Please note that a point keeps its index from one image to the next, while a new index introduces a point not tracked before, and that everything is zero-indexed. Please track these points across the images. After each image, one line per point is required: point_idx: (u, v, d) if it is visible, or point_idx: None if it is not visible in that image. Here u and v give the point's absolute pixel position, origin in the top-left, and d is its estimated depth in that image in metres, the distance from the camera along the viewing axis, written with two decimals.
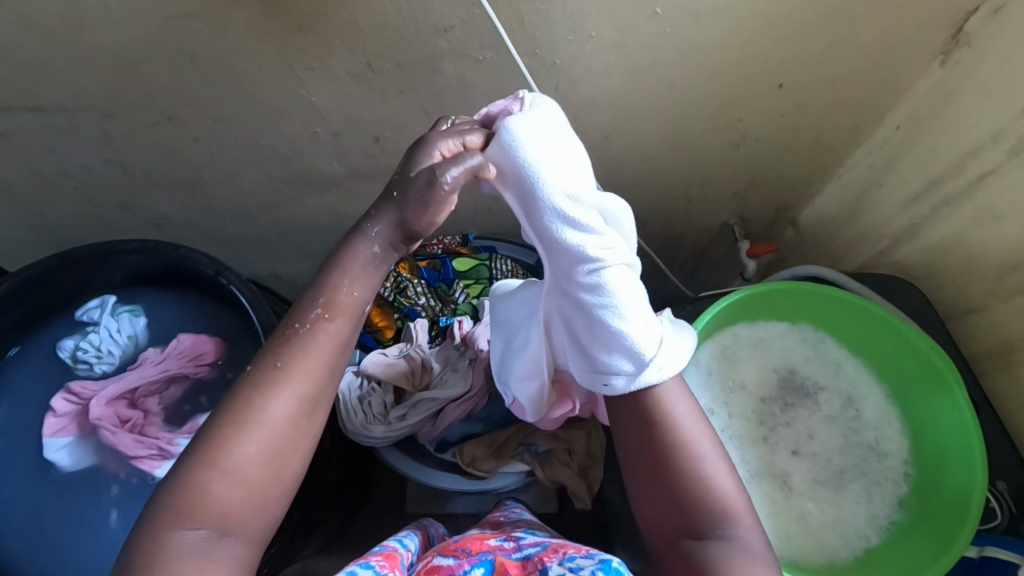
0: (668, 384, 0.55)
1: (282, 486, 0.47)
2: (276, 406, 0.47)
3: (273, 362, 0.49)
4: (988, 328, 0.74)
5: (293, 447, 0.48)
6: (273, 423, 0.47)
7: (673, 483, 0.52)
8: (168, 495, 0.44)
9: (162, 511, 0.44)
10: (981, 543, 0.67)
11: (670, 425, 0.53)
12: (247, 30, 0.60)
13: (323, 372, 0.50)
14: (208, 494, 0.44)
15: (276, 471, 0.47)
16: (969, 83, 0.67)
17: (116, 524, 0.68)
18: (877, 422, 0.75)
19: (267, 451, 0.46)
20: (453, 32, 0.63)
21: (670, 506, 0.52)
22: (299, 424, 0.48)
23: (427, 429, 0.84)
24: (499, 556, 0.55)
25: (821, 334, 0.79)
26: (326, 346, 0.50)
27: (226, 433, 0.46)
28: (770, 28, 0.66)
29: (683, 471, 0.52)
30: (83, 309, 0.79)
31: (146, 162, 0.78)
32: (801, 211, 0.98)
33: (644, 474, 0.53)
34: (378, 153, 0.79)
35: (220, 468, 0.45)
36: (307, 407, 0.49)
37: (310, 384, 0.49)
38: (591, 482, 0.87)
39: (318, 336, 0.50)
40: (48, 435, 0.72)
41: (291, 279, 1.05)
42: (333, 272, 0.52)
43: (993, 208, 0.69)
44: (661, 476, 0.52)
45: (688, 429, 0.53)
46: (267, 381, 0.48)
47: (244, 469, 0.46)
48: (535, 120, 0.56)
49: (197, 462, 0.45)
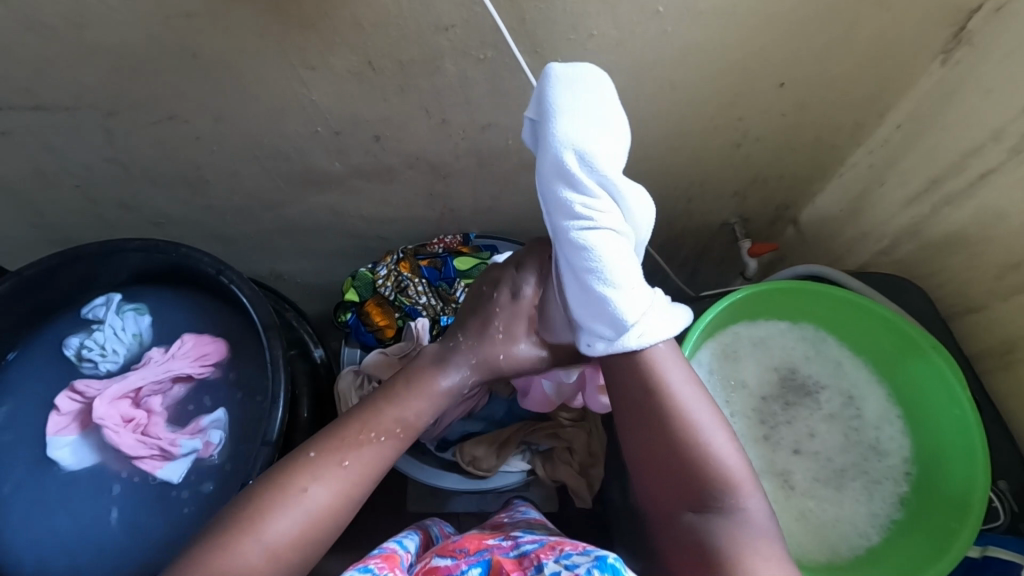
0: (662, 354, 0.59)
1: (304, 559, 0.53)
2: (325, 496, 0.54)
3: (340, 462, 0.56)
4: (989, 326, 0.75)
5: (320, 535, 0.54)
6: (316, 510, 0.53)
7: (677, 459, 0.55)
8: (208, 548, 0.50)
9: (194, 561, 0.49)
10: (983, 542, 0.67)
11: (666, 394, 0.57)
12: (249, 30, 0.60)
13: (371, 479, 0.57)
14: (244, 559, 0.50)
15: (303, 550, 0.53)
16: (970, 82, 0.67)
17: (117, 524, 0.69)
18: (878, 420, 0.75)
19: (300, 525, 0.52)
20: (454, 30, 0.63)
21: (676, 482, 0.55)
22: (333, 513, 0.54)
23: (428, 429, 0.83)
24: (496, 555, 0.55)
25: (822, 333, 0.79)
26: (381, 460, 0.58)
27: (270, 502, 0.52)
28: (771, 27, 0.66)
29: (685, 447, 0.55)
30: (89, 307, 0.79)
31: (146, 161, 0.78)
32: (801, 210, 0.99)
33: (652, 456, 0.57)
34: (378, 152, 0.79)
35: (259, 535, 0.51)
36: (347, 505, 0.56)
37: (350, 482, 0.56)
38: (590, 480, 0.87)
39: (379, 450, 0.58)
40: (52, 434, 0.72)
41: (291, 278, 1.05)
42: (411, 397, 0.61)
43: (994, 207, 0.69)
44: (666, 456, 0.56)
45: (684, 397, 0.57)
46: (315, 465, 0.55)
47: (275, 539, 0.51)
48: (565, 78, 0.54)
49: (240, 525, 0.51)
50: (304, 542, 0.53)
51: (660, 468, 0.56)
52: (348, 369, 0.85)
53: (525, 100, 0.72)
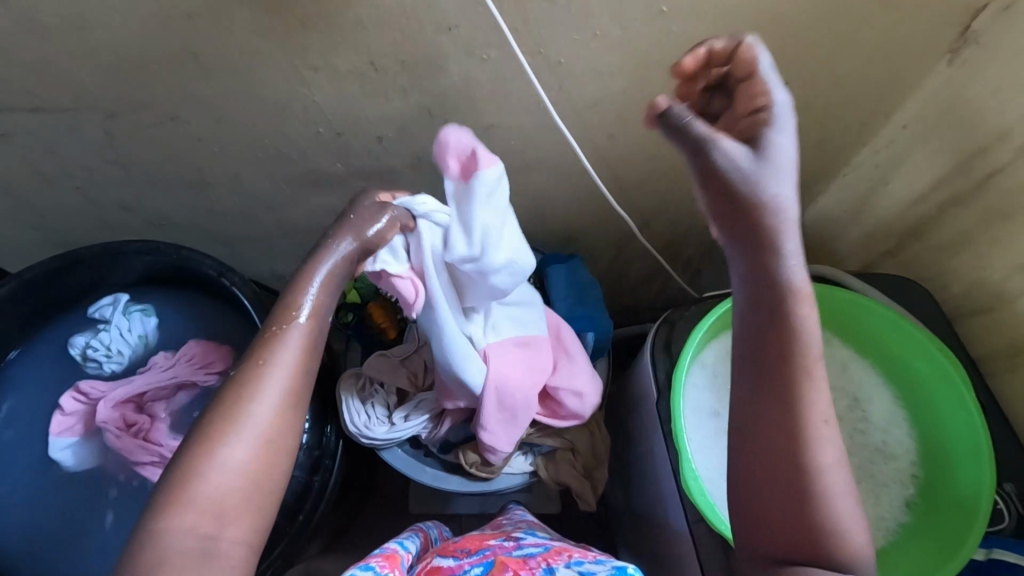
0: (826, 401, 0.45)
1: (275, 479, 0.49)
2: (260, 402, 0.49)
3: (257, 362, 0.51)
4: (997, 327, 0.74)
5: (282, 448, 0.49)
6: (257, 420, 0.49)
7: (800, 493, 0.44)
8: (164, 494, 0.46)
9: (157, 511, 0.45)
10: (989, 546, 0.67)
11: (819, 451, 0.44)
12: (251, 30, 0.60)
13: (300, 366, 0.52)
14: (203, 488, 0.45)
15: (265, 463, 0.48)
16: (978, 81, 0.67)
17: (112, 527, 0.69)
18: (885, 424, 0.75)
19: (256, 444, 0.48)
20: (458, 30, 0.62)
21: (787, 522, 0.44)
22: (286, 423, 0.50)
23: (429, 432, 0.83)
24: (499, 555, 0.54)
25: (828, 334, 0.79)
26: (299, 342, 0.53)
27: (215, 430, 0.47)
28: (778, 25, 0.66)
29: (807, 477, 0.44)
30: (96, 306, 0.79)
31: (146, 162, 0.78)
32: (805, 210, 0.98)
33: (769, 496, 0.45)
34: (381, 153, 0.78)
35: (211, 460, 0.46)
36: (290, 404, 0.50)
37: (289, 380, 0.51)
38: (596, 484, 0.87)
39: (295, 334, 0.53)
40: (54, 434, 0.72)
41: (293, 280, 1.05)
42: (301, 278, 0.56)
43: (1003, 207, 0.69)
44: (785, 481, 0.44)
45: (835, 464, 0.45)
46: (249, 376, 0.50)
47: (237, 463, 0.47)
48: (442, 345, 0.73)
49: (190, 459, 0.47)
50: (272, 462, 0.49)
51: (765, 503, 0.45)
52: (351, 371, 0.86)
53: (529, 99, 0.72)
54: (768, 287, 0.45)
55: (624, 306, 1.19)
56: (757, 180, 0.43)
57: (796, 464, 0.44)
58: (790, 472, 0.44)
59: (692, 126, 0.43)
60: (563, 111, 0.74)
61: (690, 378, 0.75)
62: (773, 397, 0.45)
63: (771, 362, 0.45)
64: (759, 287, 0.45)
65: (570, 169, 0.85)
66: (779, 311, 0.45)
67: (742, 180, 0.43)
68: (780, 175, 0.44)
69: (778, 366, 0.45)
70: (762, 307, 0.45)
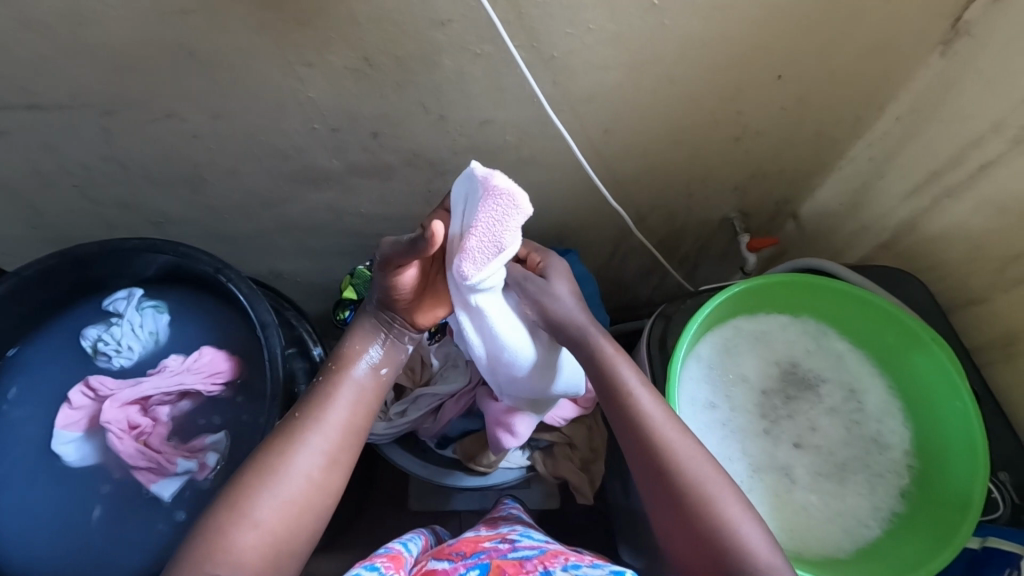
0: (654, 409, 0.59)
1: (303, 533, 0.54)
2: (301, 460, 0.56)
3: (297, 420, 0.58)
4: (990, 318, 0.75)
5: (311, 501, 0.55)
6: (296, 477, 0.55)
7: (679, 504, 0.55)
8: (204, 539, 0.50)
9: (191, 554, 0.50)
10: (985, 533, 0.67)
11: (667, 455, 0.56)
12: (245, 27, 0.60)
13: (341, 425, 0.59)
14: (234, 538, 0.51)
15: (294, 515, 0.54)
16: (970, 71, 0.67)
17: (98, 522, 0.69)
18: (880, 414, 0.75)
19: (287, 498, 0.54)
20: (452, 25, 0.62)
21: (691, 538, 0.54)
22: (326, 481, 0.57)
23: (428, 426, 0.84)
24: (495, 559, 0.54)
25: (823, 327, 0.79)
26: (342, 405, 0.60)
27: (256, 486, 0.53)
28: (771, 18, 0.66)
29: (681, 488, 0.55)
30: (110, 299, 0.79)
31: (144, 160, 0.78)
32: (801, 204, 0.99)
33: (659, 504, 0.56)
34: (376, 149, 0.79)
35: (244, 515, 0.52)
36: (325, 461, 0.57)
37: (330, 441, 0.58)
38: (592, 476, 0.87)
39: (335, 396, 0.60)
40: (60, 426, 0.72)
41: (291, 277, 1.05)
42: (346, 347, 0.64)
43: (995, 197, 0.69)
44: (669, 500, 0.55)
45: (688, 460, 0.56)
46: (295, 433, 0.57)
47: (269, 517, 0.53)
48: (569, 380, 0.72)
49: (230, 508, 0.52)
50: (303, 516, 0.54)
51: (669, 512, 0.55)
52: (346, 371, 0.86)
53: (523, 93, 0.72)
54: (590, 356, 0.62)
55: (620, 302, 1.20)
56: (547, 305, 0.64)
57: (661, 474, 0.56)
58: (656, 479, 0.56)
59: (526, 283, 0.65)
60: (557, 104, 0.74)
61: (686, 371, 0.75)
62: (626, 441, 0.59)
63: (613, 409, 0.60)
64: (583, 355, 0.63)
65: (566, 164, 0.85)
66: (598, 372, 0.62)
67: (541, 293, 0.65)
68: (552, 285, 0.66)
69: (617, 413, 0.60)
70: (594, 370, 0.62)
